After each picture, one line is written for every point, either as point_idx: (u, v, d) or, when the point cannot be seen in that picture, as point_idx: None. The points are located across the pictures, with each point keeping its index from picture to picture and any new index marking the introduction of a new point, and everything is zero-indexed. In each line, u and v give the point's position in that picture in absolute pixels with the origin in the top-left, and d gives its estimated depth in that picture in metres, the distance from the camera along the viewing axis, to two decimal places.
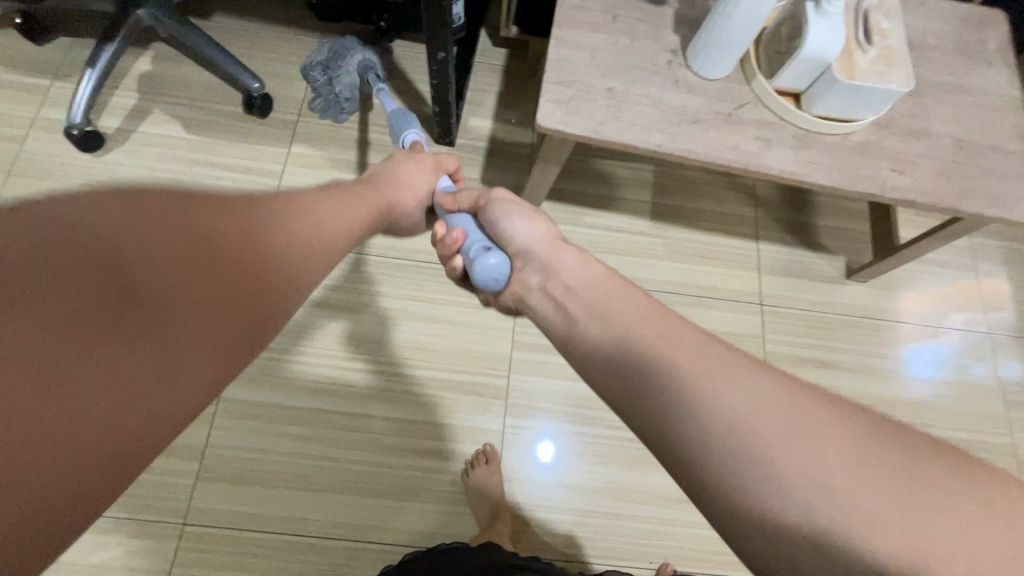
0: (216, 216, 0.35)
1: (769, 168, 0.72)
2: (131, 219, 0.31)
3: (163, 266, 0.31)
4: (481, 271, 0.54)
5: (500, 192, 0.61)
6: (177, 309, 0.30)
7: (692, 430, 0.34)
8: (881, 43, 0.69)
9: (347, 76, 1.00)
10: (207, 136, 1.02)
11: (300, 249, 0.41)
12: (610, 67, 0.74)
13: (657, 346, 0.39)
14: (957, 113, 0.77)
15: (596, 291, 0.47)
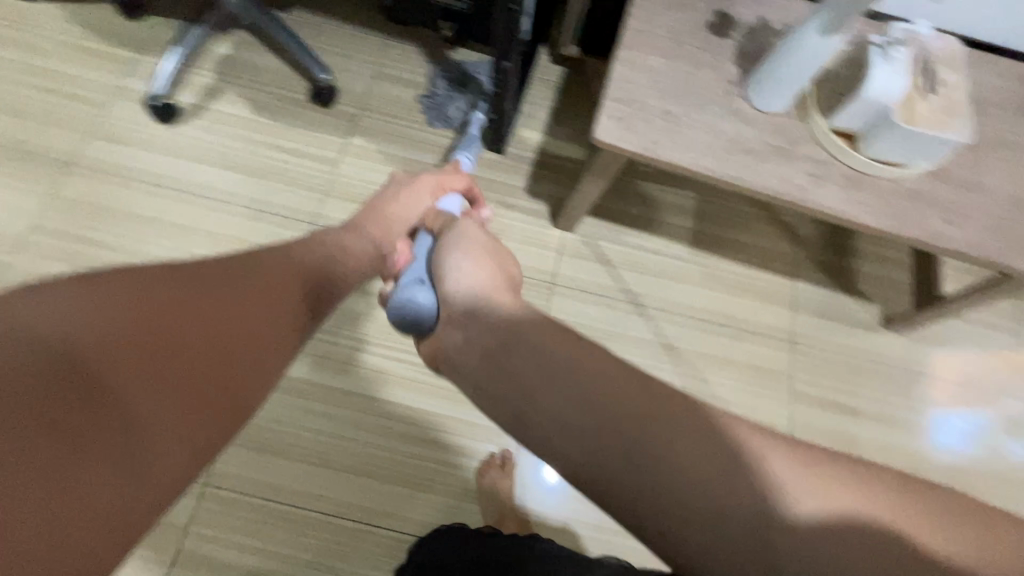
0: (172, 291, 0.41)
1: (818, 205, 0.72)
2: (96, 307, 0.37)
3: (131, 342, 0.36)
4: (401, 302, 0.62)
5: (459, 234, 0.66)
6: (191, 357, 0.39)
7: (614, 464, 0.38)
8: (945, 92, 0.69)
9: (457, 107, 1.11)
10: (272, 120, 1.08)
11: (259, 306, 0.46)
12: (669, 91, 0.76)
13: (596, 383, 0.42)
14: (1014, 170, 0.76)
15: (532, 324, 0.49)
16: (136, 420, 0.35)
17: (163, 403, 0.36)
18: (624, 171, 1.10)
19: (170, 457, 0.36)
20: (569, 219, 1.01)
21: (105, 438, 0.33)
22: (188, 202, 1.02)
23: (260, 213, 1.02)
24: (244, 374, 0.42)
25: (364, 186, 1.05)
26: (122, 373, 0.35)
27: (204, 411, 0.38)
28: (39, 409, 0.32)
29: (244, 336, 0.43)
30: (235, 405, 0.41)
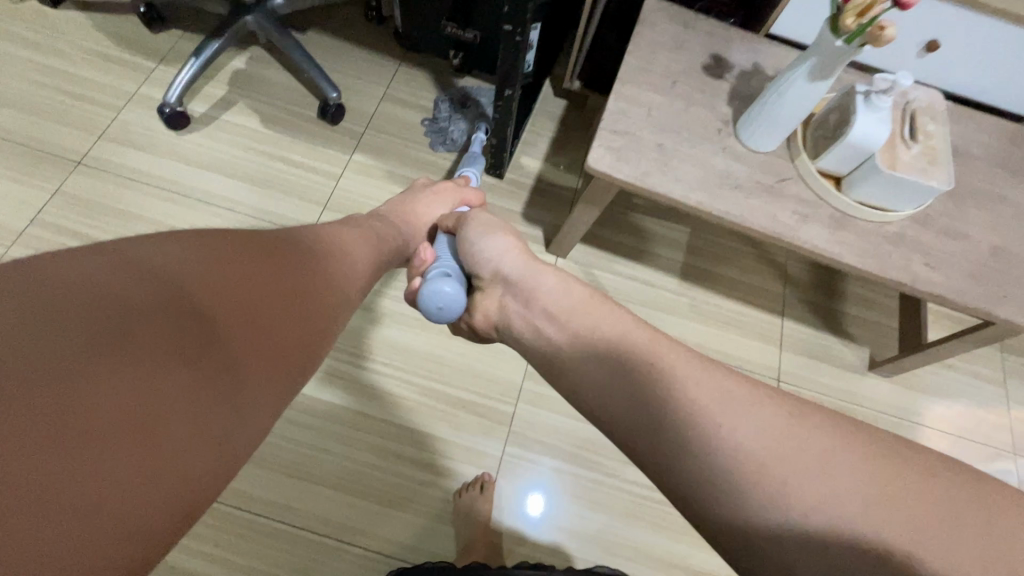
0: (262, 257, 0.45)
1: (804, 242, 0.74)
2: (203, 265, 0.40)
3: (233, 299, 0.40)
4: (431, 295, 0.60)
5: (474, 219, 0.69)
6: (279, 314, 0.42)
7: (685, 447, 0.43)
8: (926, 141, 0.72)
9: (457, 129, 1.14)
10: (280, 134, 1.11)
11: (331, 281, 0.50)
12: (663, 125, 0.79)
13: (656, 374, 0.47)
14: (995, 222, 0.79)
15: (576, 317, 0.55)
16: (240, 356, 0.39)
17: (260, 344, 0.40)
18: (619, 203, 1.13)
19: (263, 392, 0.39)
20: (562, 245, 1.02)
21: (218, 368, 0.37)
22: (190, 206, 1.03)
23: (260, 222, 1.04)
24: (320, 329, 0.46)
25: (363, 202, 1.08)
26: (228, 314, 0.39)
27: (287, 357, 0.42)
28: (166, 335, 0.35)
29: (318, 297, 0.47)
30: (312, 358, 0.45)
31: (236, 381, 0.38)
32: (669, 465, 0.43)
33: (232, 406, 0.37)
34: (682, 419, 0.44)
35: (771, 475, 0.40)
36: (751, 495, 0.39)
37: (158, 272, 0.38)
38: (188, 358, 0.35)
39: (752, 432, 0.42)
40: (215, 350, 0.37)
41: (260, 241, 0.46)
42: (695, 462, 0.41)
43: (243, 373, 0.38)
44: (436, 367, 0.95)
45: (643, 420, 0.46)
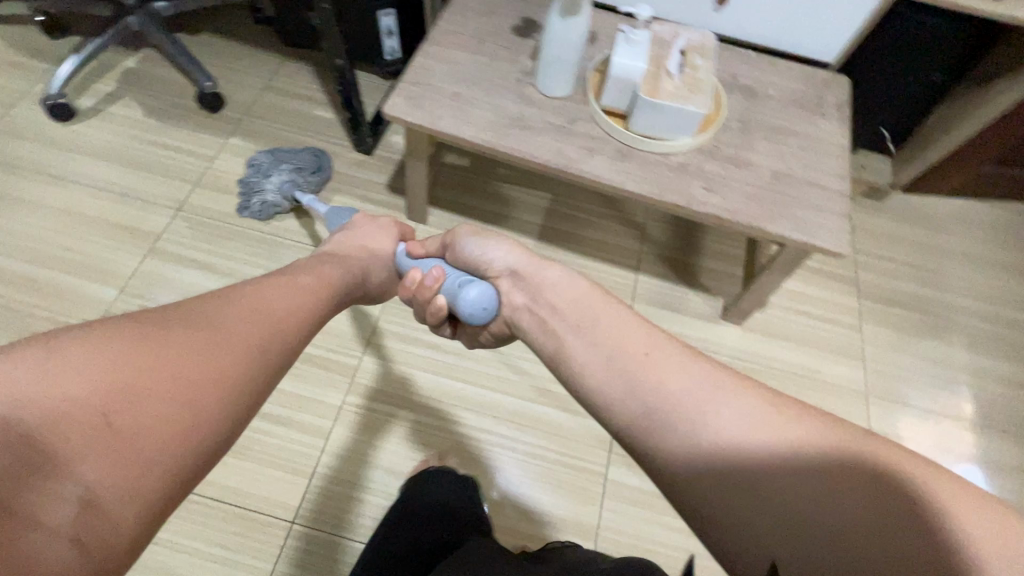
0: (140, 352, 0.40)
1: (586, 172, 0.78)
2: (52, 379, 0.36)
3: (84, 412, 0.36)
4: (469, 301, 0.63)
5: (462, 231, 0.73)
6: (152, 418, 0.38)
7: (689, 457, 0.42)
8: (689, 74, 0.77)
9: (271, 181, 1.08)
10: (162, 122, 1.18)
11: (235, 355, 0.45)
12: (462, 78, 0.85)
13: (651, 370, 0.47)
14: (779, 150, 0.83)
15: (579, 309, 0.55)
16: (87, 479, 0.34)
17: (116, 460, 0.35)
18: (483, 173, 1.19)
19: (125, 512, 0.35)
20: (416, 210, 1.08)
21: (52, 501, 0.32)
22: (67, 188, 1.10)
23: (131, 199, 1.09)
24: (210, 418, 0.41)
25: (236, 180, 1.14)
26: (71, 437, 0.35)
27: (159, 464, 0.37)
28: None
29: (206, 378, 0.42)
30: (197, 455, 0.39)
31: (79, 510, 0.33)
32: (674, 475, 0.42)
33: (78, 538, 0.32)
34: (686, 426, 0.43)
35: (807, 486, 0.38)
36: (785, 509, 0.38)
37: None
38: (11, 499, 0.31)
39: (736, 421, 0.41)
40: (50, 482, 0.33)
41: (136, 335, 0.41)
42: (698, 463, 0.41)
43: (96, 498, 0.34)
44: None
45: (647, 432, 0.44)
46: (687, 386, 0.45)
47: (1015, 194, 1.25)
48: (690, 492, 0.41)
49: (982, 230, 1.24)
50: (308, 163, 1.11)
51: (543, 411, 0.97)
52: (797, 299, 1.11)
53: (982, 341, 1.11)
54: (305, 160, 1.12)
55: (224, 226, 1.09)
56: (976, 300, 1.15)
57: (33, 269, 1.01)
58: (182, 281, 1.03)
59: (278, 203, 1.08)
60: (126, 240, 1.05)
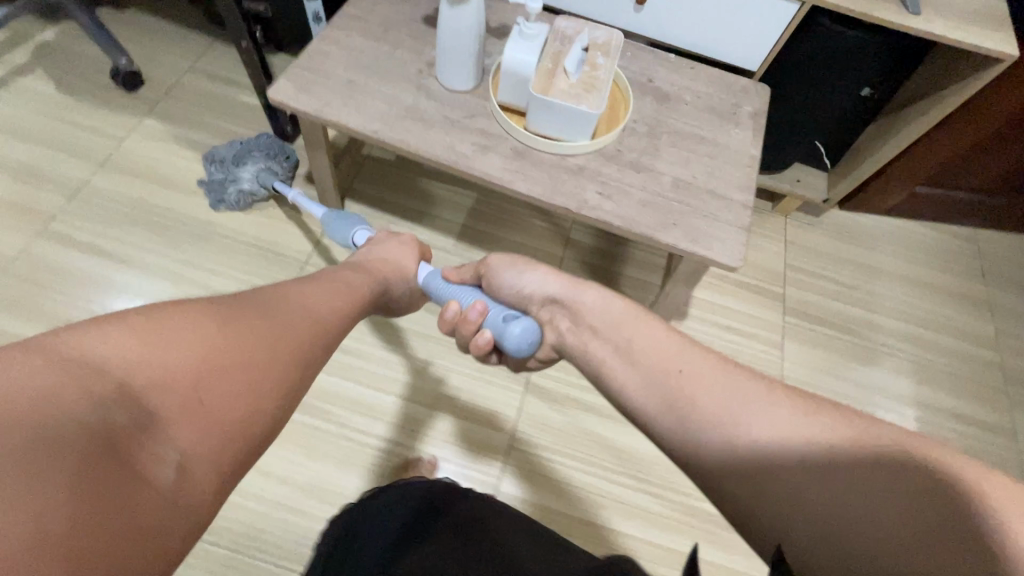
0: (222, 330, 0.41)
1: (476, 170, 0.75)
2: (147, 341, 0.36)
3: (180, 376, 0.36)
4: (514, 339, 0.62)
5: (497, 257, 0.71)
6: (239, 393, 0.38)
7: (730, 457, 0.42)
8: (588, 72, 0.74)
9: (246, 172, 1.04)
10: (72, 99, 1.13)
11: (297, 348, 0.46)
12: (360, 65, 0.81)
13: (682, 381, 0.48)
14: (684, 157, 0.80)
15: (617, 330, 0.56)
16: (182, 443, 0.34)
17: (205, 427, 0.35)
18: (409, 167, 1.14)
19: (210, 482, 0.35)
20: (328, 203, 1.04)
21: (156, 460, 0.32)
22: None
23: (28, 177, 1.04)
24: (277, 398, 0.42)
25: (145, 162, 1.09)
26: (170, 399, 0.34)
27: (238, 440, 0.37)
28: (100, 431, 0.30)
29: (271, 363, 0.42)
30: (264, 431, 0.40)
31: (178, 472, 0.33)
32: (716, 480, 0.43)
33: (175, 502, 0.32)
34: (722, 440, 0.43)
35: (842, 476, 0.37)
36: (827, 497, 0.36)
37: (89, 357, 0.33)
38: (124, 447, 0.31)
39: (768, 427, 0.41)
40: (156, 441, 0.33)
41: (208, 313, 0.42)
42: (738, 465, 0.42)
43: (188, 466, 0.34)
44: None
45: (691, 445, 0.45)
46: (726, 395, 0.45)
47: (952, 218, 1.24)
48: (727, 489, 0.42)
49: (917, 252, 1.22)
50: (276, 147, 1.07)
51: (440, 420, 0.95)
52: (719, 312, 1.09)
53: (904, 365, 1.09)
54: (264, 144, 1.07)
55: (126, 210, 1.04)
56: (902, 323, 1.13)
57: None
58: (73, 266, 0.98)
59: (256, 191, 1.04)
60: (18, 220, 1.00)
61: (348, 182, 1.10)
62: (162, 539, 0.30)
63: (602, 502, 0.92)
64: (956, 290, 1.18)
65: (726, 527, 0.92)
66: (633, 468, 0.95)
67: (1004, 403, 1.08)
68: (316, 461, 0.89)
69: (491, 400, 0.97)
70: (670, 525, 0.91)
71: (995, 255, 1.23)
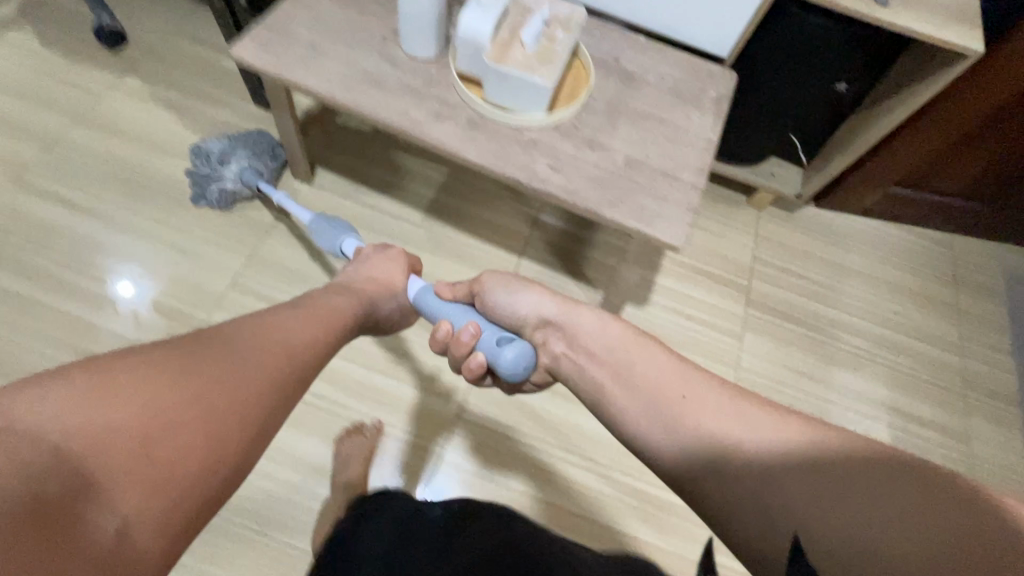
0: (177, 383, 0.41)
1: (429, 137, 0.75)
2: (92, 405, 0.37)
3: (123, 440, 0.37)
4: (508, 366, 0.62)
5: (490, 275, 0.72)
6: (188, 450, 0.39)
7: (737, 483, 0.44)
8: (544, 45, 0.74)
9: (229, 170, 1.02)
10: (57, 54, 1.14)
11: (262, 388, 0.46)
12: (324, 28, 0.81)
13: (682, 406, 0.50)
14: (640, 137, 0.80)
15: (616, 352, 0.59)
16: (125, 508, 0.35)
17: (151, 490, 0.37)
18: (383, 139, 1.14)
19: (156, 542, 0.36)
20: (297, 169, 1.05)
21: (93, 528, 0.33)
22: None
23: (6, 127, 1.06)
24: (234, 445, 0.42)
25: (122, 119, 1.11)
26: (109, 464, 0.35)
27: (189, 495, 0.38)
28: (28, 508, 0.31)
29: (229, 409, 0.43)
30: (221, 482, 0.41)
31: (118, 535, 0.34)
32: (726, 509, 0.44)
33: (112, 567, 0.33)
34: (720, 459, 0.46)
35: (848, 485, 0.40)
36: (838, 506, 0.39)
37: (29, 430, 0.34)
38: (56, 523, 0.32)
39: (760, 440, 0.45)
40: (95, 509, 0.34)
41: (164, 363, 0.42)
42: (742, 488, 0.44)
43: (130, 529, 0.35)
44: (153, 279, 0.99)
45: (677, 453, 0.49)
46: (720, 410, 0.49)
47: (929, 222, 1.23)
48: (732, 513, 0.44)
49: (889, 254, 1.21)
50: (262, 146, 1.05)
51: (388, 385, 0.98)
52: (681, 300, 1.09)
53: (863, 364, 1.09)
54: (251, 141, 1.05)
55: (99, 165, 1.06)
56: (865, 322, 1.13)
57: None
58: (43, 216, 1.00)
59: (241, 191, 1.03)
60: None
61: (321, 150, 1.11)
62: None
63: (538, 477, 0.94)
64: (924, 293, 1.17)
65: (660, 509, 0.94)
66: (576, 447, 0.97)
67: (960, 408, 1.07)
68: None
69: (443, 371, 1.00)
70: (601, 505, 0.93)
71: (969, 262, 1.22)
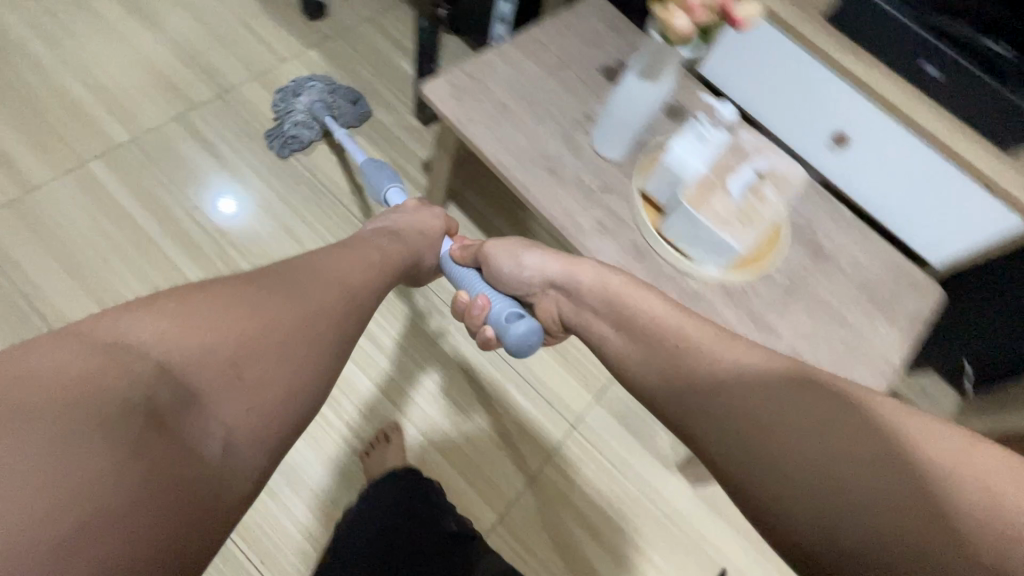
0: (257, 309, 0.44)
1: (584, 251, 0.68)
2: (180, 325, 0.39)
3: (213, 359, 0.39)
4: (514, 342, 0.58)
5: (494, 242, 0.65)
6: (274, 366, 0.42)
7: (718, 420, 0.44)
8: (750, 202, 0.65)
9: (301, 102, 1.04)
10: (259, 6, 1.16)
11: (333, 315, 0.48)
12: (520, 92, 0.76)
13: (689, 353, 0.49)
14: (813, 332, 0.68)
15: (618, 301, 0.57)
16: (221, 418, 0.38)
17: (245, 403, 0.40)
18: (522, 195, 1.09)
19: (253, 449, 0.39)
20: (431, 200, 1.01)
21: (199, 437, 0.37)
22: (145, 24, 1.10)
23: (191, 61, 1.09)
24: (316, 359, 0.45)
25: None
26: (205, 374, 0.38)
27: (277, 406, 0.41)
28: (143, 411, 0.34)
29: (304, 337, 0.45)
30: (310, 400, 0.44)
31: (218, 442, 0.37)
32: (698, 435, 0.45)
33: (217, 478, 0.37)
34: (711, 405, 0.46)
35: (842, 443, 0.39)
36: (818, 464, 0.39)
37: (131, 341, 0.37)
38: (163, 428, 0.35)
39: (774, 404, 0.43)
40: (196, 420, 0.37)
41: (240, 290, 0.45)
42: (726, 430, 0.43)
43: (230, 437, 0.38)
44: (246, 215, 1.00)
45: (681, 408, 0.47)
46: (745, 368, 0.46)
47: None
48: (710, 445, 0.44)
49: None
50: (333, 86, 1.07)
51: (427, 452, 0.90)
52: None
53: None
54: (320, 79, 1.07)
55: (254, 125, 1.06)
56: None
57: (71, 82, 1.02)
58: (187, 157, 1.02)
59: (314, 124, 1.04)
60: (165, 95, 1.05)
61: (459, 185, 1.07)
62: (205, 504, 0.35)
63: None
64: None
65: None
66: None
67: None
68: (302, 443, 0.88)
69: (492, 464, 0.91)
70: None
71: None
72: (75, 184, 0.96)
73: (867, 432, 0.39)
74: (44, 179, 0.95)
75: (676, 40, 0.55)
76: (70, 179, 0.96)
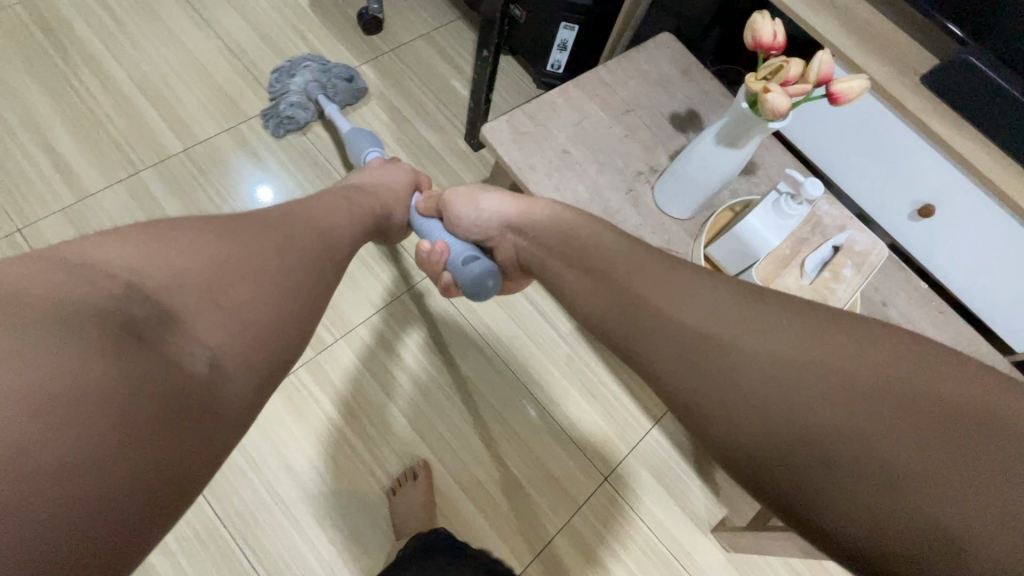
0: (229, 243, 0.42)
1: None
2: (148, 251, 0.38)
3: (190, 282, 0.38)
4: (471, 283, 0.65)
5: (452, 190, 0.67)
6: (257, 296, 0.41)
7: (667, 343, 0.42)
8: (826, 282, 0.60)
9: (296, 82, 1.01)
10: (315, 17, 1.16)
11: (308, 255, 0.48)
12: (583, 138, 0.73)
13: (643, 281, 0.47)
14: None
15: (572, 240, 0.56)
16: (208, 342, 0.37)
17: (229, 326, 0.38)
18: None
19: (244, 372, 0.38)
20: None
21: (185, 356, 0.35)
22: (204, 31, 1.10)
23: (246, 71, 1.08)
24: (296, 286, 0.45)
25: None
26: (184, 298, 0.37)
27: (264, 333, 0.40)
28: (121, 324, 0.32)
29: (282, 269, 0.44)
30: (294, 321, 0.44)
31: (207, 362, 0.36)
32: (651, 365, 0.43)
33: (210, 394, 0.35)
34: (660, 330, 0.43)
35: (796, 357, 0.38)
36: (768, 374, 0.38)
37: (101, 263, 0.35)
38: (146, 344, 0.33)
39: (717, 317, 0.42)
40: (178, 339, 0.35)
41: (209, 225, 0.44)
42: (676, 360, 0.41)
43: (218, 357, 0.37)
44: None
45: (636, 345, 0.45)
46: (696, 291, 0.44)
47: None
48: (662, 374, 0.42)
49: None
50: (326, 62, 1.04)
51: (456, 496, 0.86)
52: (808, 563, 0.91)
53: None
54: (313, 57, 1.04)
55: (303, 140, 1.05)
56: None
57: (129, 87, 1.03)
58: (235, 170, 1.01)
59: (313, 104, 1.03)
60: (219, 106, 1.05)
61: None
62: (203, 424, 0.34)
63: None
64: None
65: None
66: None
67: None
68: (323, 471, 0.84)
69: (522, 513, 0.87)
70: None
71: None
72: (126, 191, 0.96)
73: (819, 340, 0.38)
74: (97, 185, 0.96)
75: (768, 115, 0.51)
76: (122, 185, 0.97)
